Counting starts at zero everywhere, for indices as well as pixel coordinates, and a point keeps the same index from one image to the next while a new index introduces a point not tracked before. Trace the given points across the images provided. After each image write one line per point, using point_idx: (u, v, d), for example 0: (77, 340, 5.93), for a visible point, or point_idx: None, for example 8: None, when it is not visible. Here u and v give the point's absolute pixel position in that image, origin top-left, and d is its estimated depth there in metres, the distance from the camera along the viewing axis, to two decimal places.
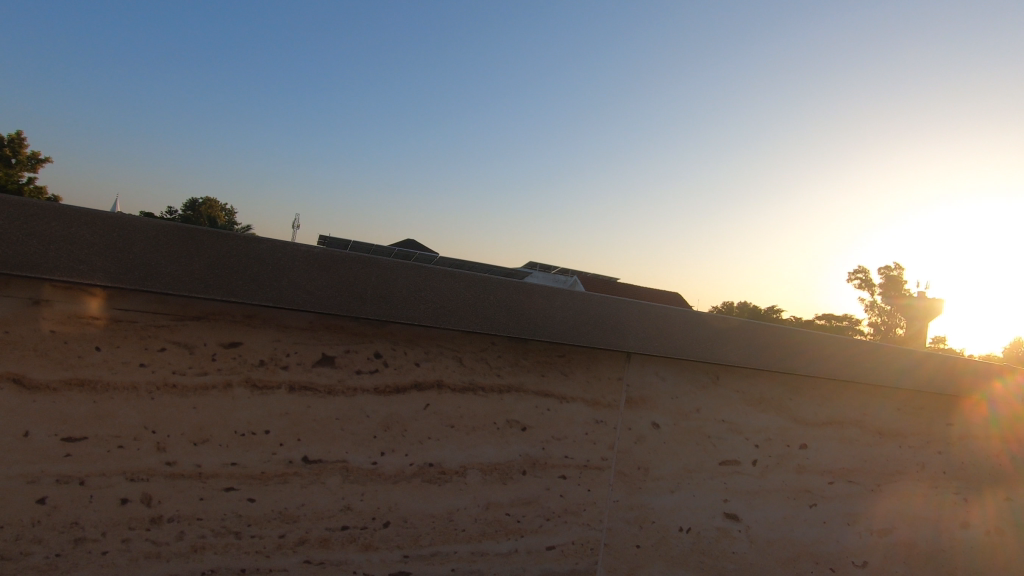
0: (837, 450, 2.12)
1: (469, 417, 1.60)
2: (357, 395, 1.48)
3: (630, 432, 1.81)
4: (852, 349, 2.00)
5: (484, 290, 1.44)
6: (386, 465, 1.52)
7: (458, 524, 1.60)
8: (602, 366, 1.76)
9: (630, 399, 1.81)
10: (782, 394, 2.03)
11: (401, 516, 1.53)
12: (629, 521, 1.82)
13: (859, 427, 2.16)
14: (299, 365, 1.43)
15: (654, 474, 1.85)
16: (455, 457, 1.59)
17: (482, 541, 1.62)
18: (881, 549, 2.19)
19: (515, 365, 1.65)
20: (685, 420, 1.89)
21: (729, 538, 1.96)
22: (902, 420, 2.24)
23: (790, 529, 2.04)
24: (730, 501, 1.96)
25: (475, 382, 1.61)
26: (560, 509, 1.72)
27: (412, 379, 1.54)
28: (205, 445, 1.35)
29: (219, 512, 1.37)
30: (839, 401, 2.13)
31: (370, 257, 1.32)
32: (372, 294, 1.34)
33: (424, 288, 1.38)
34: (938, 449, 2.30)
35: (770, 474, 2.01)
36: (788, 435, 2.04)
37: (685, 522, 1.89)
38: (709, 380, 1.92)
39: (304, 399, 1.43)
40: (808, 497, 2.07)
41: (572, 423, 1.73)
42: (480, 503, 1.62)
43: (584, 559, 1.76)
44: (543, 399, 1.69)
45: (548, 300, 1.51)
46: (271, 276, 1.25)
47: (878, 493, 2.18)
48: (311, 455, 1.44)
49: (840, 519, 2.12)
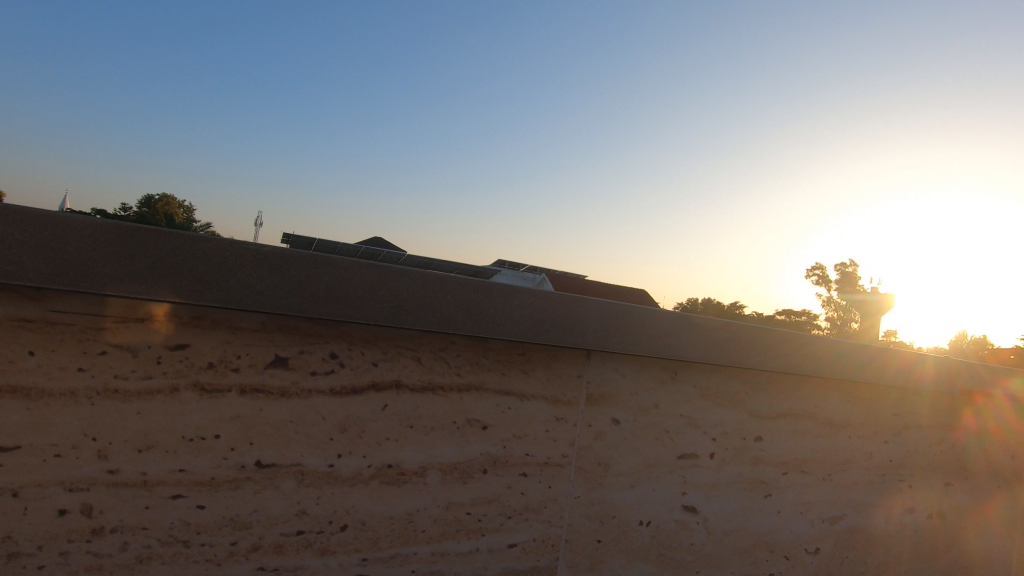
0: (790, 441, 2.19)
1: (428, 417, 1.59)
2: (312, 397, 1.45)
3: (590, 428, 1.83)
4: (804, 344, 2.06)
5: (441, 289, 1.43)
6: (343, 468, 1.49)
7: (417, 525, 1.58)
8: (562, 364, 1.77)
9: (591, 396, 1.82)
10: (738, 388, 2.08)
11: (359, 519, 1.51)
12: (590, 517, 1.83)
13: (812, 419, 2.23)
14: (250, 367, 1.39)
15: (614, 469, 1.87)
16: (414, 457, 1.57)
17: (443, 542, 1.61)
18: (832, 535, 2.27)
19: (475, 364, 1.65)
20: (644, 416, 1.92)
21: (687, 530, 2.00)
22: (851, 411, 2.33)
23: (746, 519, 2.10)
24: (689, 494, 2.00)
25: (434, 382, 1.59)
26: (521, 507, 1.72)
27: (369, 380, 1.52)
28: (150, 452, 1.30)
29: (166, 521, 1.32)
30: (792, 394, 2.20)
31: (323, 257, 1.29)
32: (326, 294, 1.31)
33: (379, 287, 1.36)
34: (885, 438, 2.39)
35: (727, 466, 2.06)
36: (743, 428, 2.09)
37: (645, 516, 1.92)
38: (668, 375, 1.95)
39: (256, 402, 1.40)
40: (763, 488, 2.13)
41: (533, 421, 1.74)
42: (440, 504, 1.61)
43: (545, 556, 1.76)
44: (503, 398, 1.69)
45: (507, 298, 1.50)
46: (218, 276, 1.22)
47: (828, 482, 2.26)
48: (264, 459, 1.41)
49: (793, 508, 2.19)
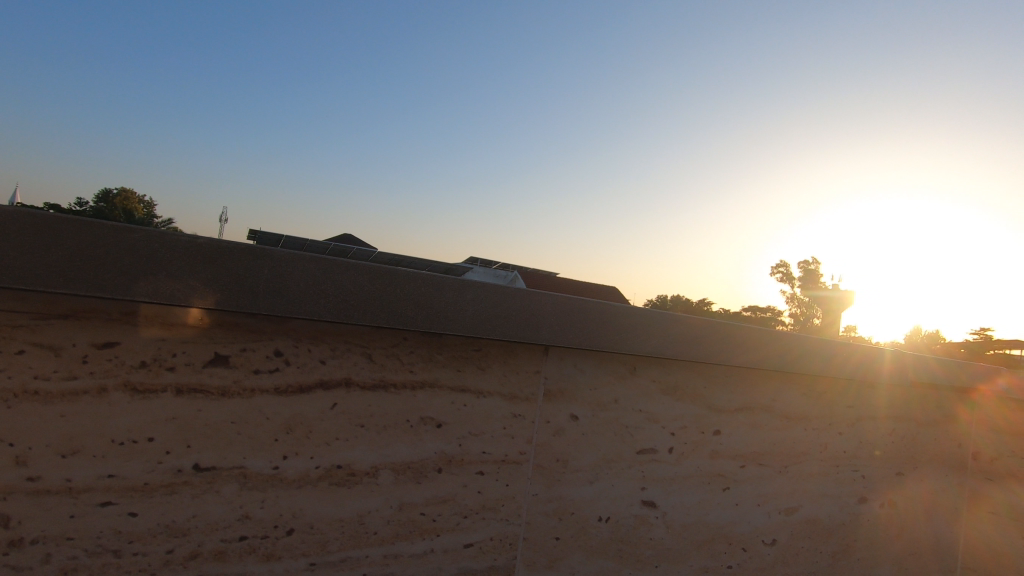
0: (748, 435, 2.21)
1: (379, 415, 1.54)
2: (255, 397, 1.39)
3: (548, 424, 1.80)
4: (759, 337, 2.08)
5: (390, 283, 1.38)
6: (289, 470, 1.43)
7: (369, 527, 1.53)
8: (520, 359, 1.75)
9: (549, 392, 1.80)
10: (696, 382, 2.09)
11: (306, 522, 1.45)
12: (548, 514, 1.81)
13: (769, 412, 2.26)
14: (187, 366, 1.32)
15: (573, 466, 1.85)
16: (365, 458, 1.52)
17: (395, 543, 1.57)
18: (789, 526, 2.30)
19: (429, 360, 1.60)
20: (603, 411, 1.90)
21: (646, 525, 2.00)
22: (807, 404, 2.36)
23: (704, 512, 2.11)
24: (648, 489, 1.99)
25: (386, 380, 1.55)
26: (478, 506, 1.69)
27: (317, 378, 1.46)
28: (75, 458, 1.22)
29: (94, 530, 1.24)
30: (750, 388, 2.22)
31: (262, 249, 1.24)
32: (266, 288, 1.25)
33: (323, 281, 1.31)
34: (840, 430, 2.44)
35: (686, 460, 2.07)
36: (702, 421, 2.10)
37: (604, 511, 1.91)
38: (627, 370, 1.95)
39: (194, 403, 1.33)
40: (721, 481, 2.15)
41: (489, 418, 1.70)
42: (393, 504, 1.56)
43: (503, 555, 1.74)
44: (458, 395, 1.65)
45: (460, 293, 1.47)
46: (145, 268, 1.15)
47: (785, 474, 2.29)
48: (202, 462, 1.34)
49: (750, 500, 2.21)
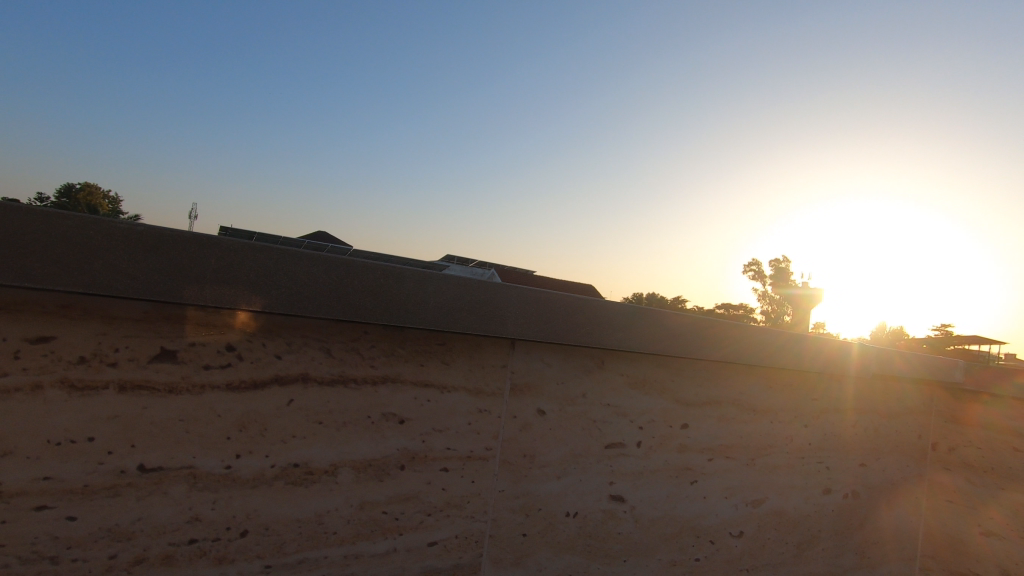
0: (715, 428, 2.22)
1: (339, 412, 1.49)
2: (205, 393, 1.33)
3: (514, 420, 1.78)
4: (725, 330, 2.09)
5: (348, 274, 1.34)
6: (243, 469, 1.38)
7: (328, 527, 1.49)
8: (485, 353, 1.71)
9: (516, 386, 1.77)
10: (664, 376, 2.09)
11: (261, 523, 1.40)
12: (514, 510, 1.79)
13: (736, 406, 2.28)
14: (131, 361, 1.26)
15: (540, 461, 1.83)
16: (323, 455, 1.48)
17: (356, 543, 1.52)
18: (755, 518, 2.32)
19: (391, 354, 1.56)
20: (571, 405, 1.89)
21: (614, 519, 1.99)
22: (773, 397, 2.39)
23: (672, 506, 2.11)
24: (616, 484, 1.98)
25: (345, 375, 1.50)
26: (442, 503, 1.65)
27: (272, 374, 1.41)
28: (7, 459, 1.15)
29: (28, 536, 1.17)
30: (718, 381, 2.23)
31: (209, 238, 1.19)
32: (214, 278, 1.20)
33: (275, 272, 1.26)
34: (805, 422, 2.47)
35: (654, 454, 2.07)
36: (670, 415, 2.10)
37: (572, 507, 1.89)
38: (594, 364, 1.93)
39: (139, 400, 1.27)
40: (689, 475, 2.15)
41: (454, 413, 1.67)
42: (353, 503, 1.51)
43: (468, 553, 1.70)
44: (422, 390, 1.61)
45: (421, 285, 1.43)
46: (81, 257, 1.09)
47: (751, 466, 2.31)
48: (148, 463, 1.28)
49: (718, 493, 2.22)
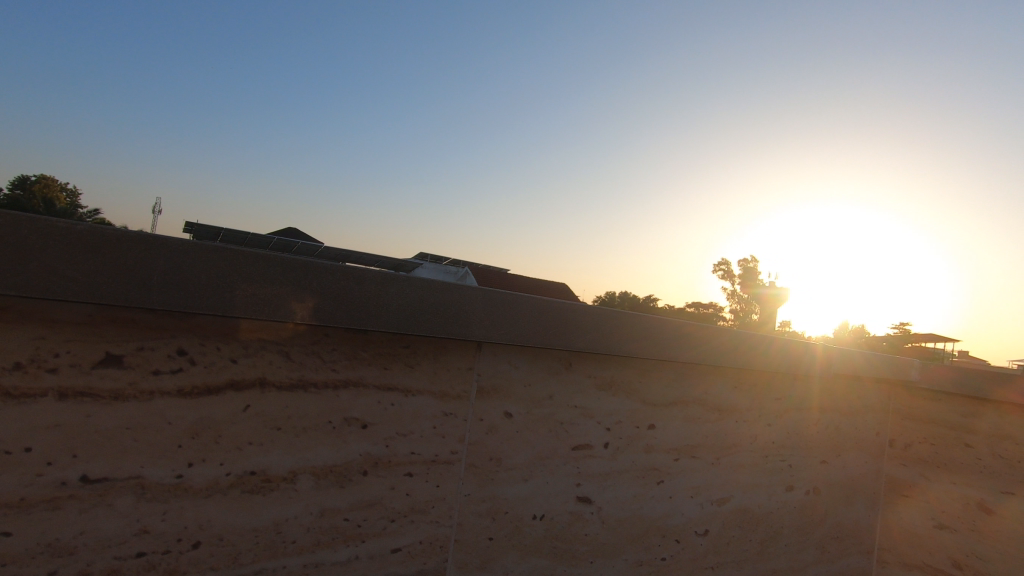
0: (681, 428, 2.24)
1: (298, 417, 1.45)
2: (155, 400, 1.28)
3: (480, 423, 1.76)
4: (691, 331, 2.11)
5: (305, 276, 1.30)
6: (195, 478, 1.32)
7: (286, 536, 1.44)
8: (451, 356, 1.69)
9: (482, 389, 1.75)
10: (631, 377, 2.10)
11: (215, 534, 1.35)
12: (480, 514, 1.77)
13: (701, 406, 2.30)
14: (73, 367, 1.20)
15: (506, 464, 1.81)
16: (282, 462, 1.43)
17: (316, 552, 1.48)
18: (720, 516, 2.35)
19: (353, 357, 1.52)
20: (538, 408, 1.88)
21: (581, 521, 1.99)
22: (738, 397, 2.42)
23: (639, 506, 2.12)
24: (583, 485, 1.98)
25: (305, 379, 1.46)
26: (406, 509, 1.62)
27: (227, 379, 1.36)
28: None
29: None
30: (684, 381, 2.25)
31: (156, 238, 1.14)
32: (162, 280, 1.15)
33: (228, 274, 1.21)
34: (768, 421, 2.52)
35: (621, 455, 2.07)
36: (637, 416, 2.11)
37: (538, 509, 1.88)
38: (561, 366, 1.93)
39: (82, 408, 1.21)
40: (655, 475, 2.16)
41: (419, 417, 1.64)
42: (314, 511, 1.47)
43: (433, 559, 1.68)
44: (385, 394, 1.58)
45: (382, 287, 1.40)
46: (14, 257, 1.03)
47: (716, 466, 2.34)
48: (92, 473, 1.22)
49: (683, 492, 2.25)
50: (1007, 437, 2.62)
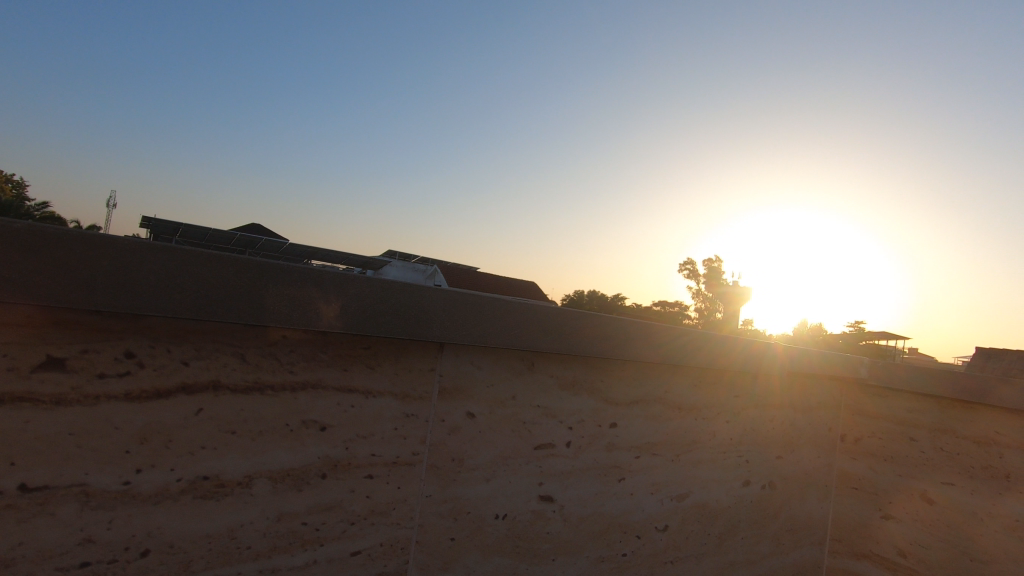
0: (642, 427, 2.28)
1: (253, 420, 1.42)
2: (100, 404, 1.24)
3: (442, 424, 1.75)
4: (651, 331, 2.14)
5: (260, 277, 1.27)
6: (143, 484, 1.29)
7: (241, 541, 1.41)
8: (412, 357, 1.68)
9: (444, 390, 1.75)
10: (593, 376, 2.12)
11: (164, 542, 1.31)
12: (442, 515, 1.76)
13: (662, 404, 2.35)
14: (10, 372, 1.15)
15: (468, 464, 1.81)
16: (236, 467, 1.40)
17: (273, 557, 1.45)
18: (679, 512, 2.40)
19: (311, 359, 1.50)
20: (500, 408, 1.88)
21: (543, 519, 2.00)
22: (697, 395, 2.48)
23: (600, 504, 2.15)
24: (545, 484, 2.00)
25: (261, 381, 1.43)
26: (366, 511, 1.61)
27: (178, 381, 1.33)
28: None
29: None
30: (645, 380, 2.29)
31: (101, 237, 1.10)
32: (107, 280, 1.12)
33: (178, 274, 1.18)
34: (726, 418, 2.58)
35: (583, 453, 2.10)
36: (599, 415, 2.14)
37: (501, 509, 1.89)
38: (524, 367, 1.94)
39: (20, 414, 1.16)
40: (617, 472, 2.20)
41: (379, 418, 1.62)
42: (270, 516, 1.45)
43: (394, 560, 1.67)
44: (345, 395, 1.56)
45: (341, 288, 1.38)
46: None
47: (676, 462, 2.39)
48: (31, 482, 1.17)
49: (644, 489, 2.29)
50: (947, 431, 2.76)
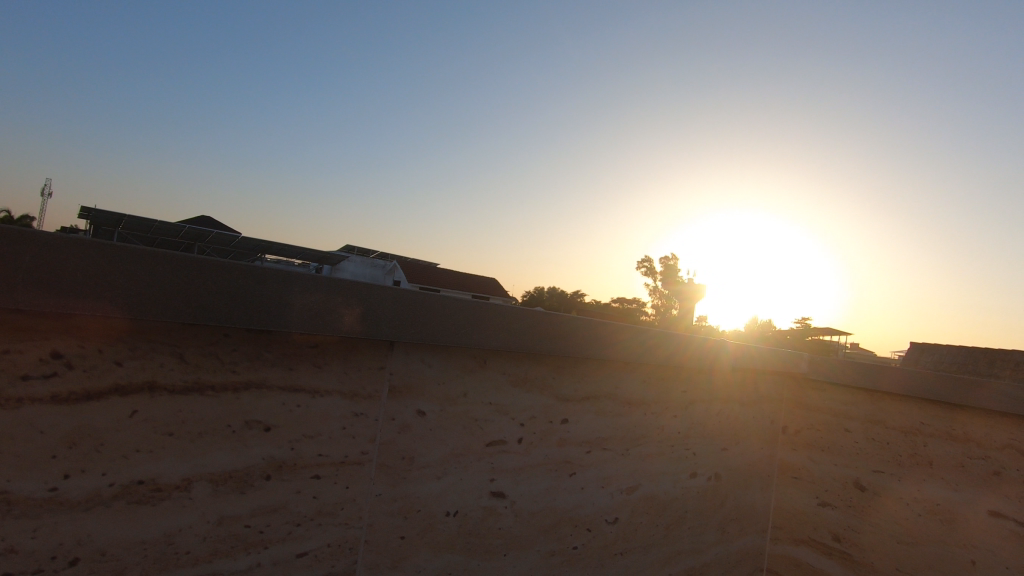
0: (593, 422, 2.33)
1: (193, 421, 1.38)
2: (24, 408, 1.18)
3: (392, 422, 1.74)
4: (602, 329, 2.18)
5: (199, 275, 1.24)
6: (72, 491, 1.24)
7: (179, 546, 1.37)
8: (361, 356, 1.66)
9: (394, 388, 1.74)
10: (544, 373, 2.15)
11: (96, 549, 1.27)
12: (392, 514, 1.76)
13: (612, 400, 2.40)
14: None
15: (419, 462, 1.81)
16: (174, 470, 1.36)
17: (213, 561, 1.42)
18: (629, 504, 2.46)
19: (255, 358, 1.47)
20: (451, 405, 1.89)
21: (495, 515, 2.02)
22: (647, 390, 2.54)
23: (552, 498, 2.18)
24: (497, 480, 2.01)
25: (201, 381, 1.39)
26: (313, 512, 1.58)
27: (111, 383, 1.28)
28: None
29: None
30: (596, 377, 2.33)
31: (23, 233, 1.05)
32: (31, 278, 1.06)
33: (110, 272, 1.14)
34: (674, 413, 2.66)
35: (535, 449, 2.12)
36: (550, 411, 2.17)
37: (452, 506, 1.89)
38: (475, 364, 1.95)
39: None
40: (568, 467, 2.23)
41: (327, 418, 1.60)
42: (211, 519, 1.41)
43: (341, 561, 1.65)
44: (291, 395, 1.53)
45: (285, 286, 1.35)
46: None
47: (626, 456, 2.45)
48: None
49: (595, 483, 2.34)
50: (879, 422, 2.91)
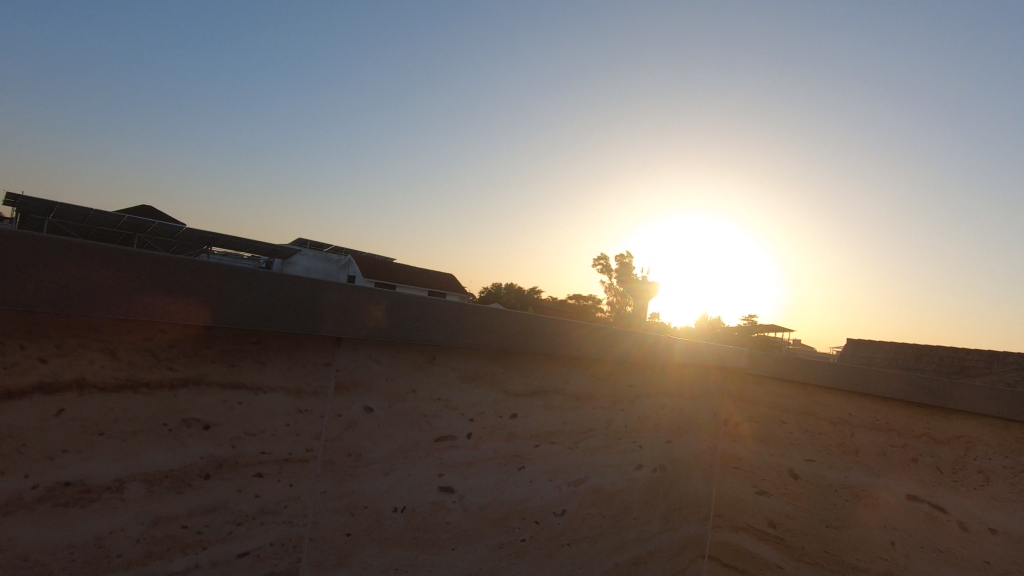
0: (542, 416, 2.36)
1: (126, 420, 1.34)
2: None
3: (338, 419, 1.73)
4: (552, 326, 2.21)
5: (133, 269, 1.20)
6: None
7: (110, 549, 1.33)
8: (306, 352, 1.64)
9: (340, 384, 1.72)
10: (494, 369, 2.17)
11: (17, 555, 1.21)
12: (338, 511, 1.74)
13: (561, 394, 2.44)
14: None
15: (366, 459, 1.80)
16: (104, 470, 1.31)
17: (148, 563, 1.38)
18: (576, 496, 2.52)
19: (193, 355, 1.43)
20: (399, 401, 1.88)
21: (443, 510, 2.03)
22: (595, 385, 2.60)
23: (500, 492, 2.21)
24: (445, 475, 2.03)
25: (134, 378, 1.35)
26: (255, 511, 1.55)
27: (35, 380, 1.23)
28: None
29: None
30: (545, 372, 2.37)
31: None
32: None
33: (34, 264, 1.09)
34: (622, 406, 2.73)
35: (484, 444, 2.15)
36: (499, 406, 2.20)
37: (399, 502, 1.90)
38: (424, 360, 1.95)
39: None
40: (517, 461, 2.27)
41: (270, 415, 1.57)
42: (145, 520, 1.37)
43: (284, 560, 1.63)
44: (232, 392, 1.50)
45: (226, 281, 1.32)
46: None
47: (574, 449, 2.51)
48: None
49: (543, 476, 2.38)
50: (811, 413, 3.07)
